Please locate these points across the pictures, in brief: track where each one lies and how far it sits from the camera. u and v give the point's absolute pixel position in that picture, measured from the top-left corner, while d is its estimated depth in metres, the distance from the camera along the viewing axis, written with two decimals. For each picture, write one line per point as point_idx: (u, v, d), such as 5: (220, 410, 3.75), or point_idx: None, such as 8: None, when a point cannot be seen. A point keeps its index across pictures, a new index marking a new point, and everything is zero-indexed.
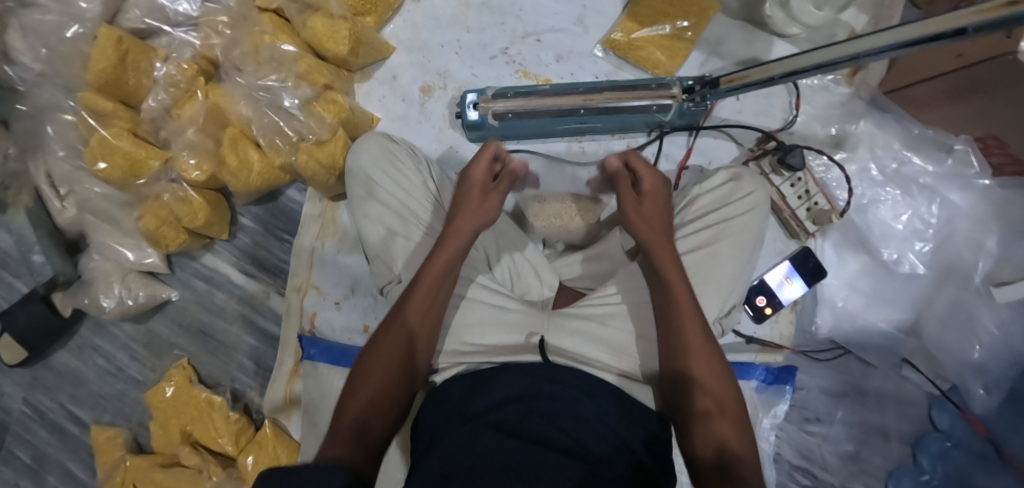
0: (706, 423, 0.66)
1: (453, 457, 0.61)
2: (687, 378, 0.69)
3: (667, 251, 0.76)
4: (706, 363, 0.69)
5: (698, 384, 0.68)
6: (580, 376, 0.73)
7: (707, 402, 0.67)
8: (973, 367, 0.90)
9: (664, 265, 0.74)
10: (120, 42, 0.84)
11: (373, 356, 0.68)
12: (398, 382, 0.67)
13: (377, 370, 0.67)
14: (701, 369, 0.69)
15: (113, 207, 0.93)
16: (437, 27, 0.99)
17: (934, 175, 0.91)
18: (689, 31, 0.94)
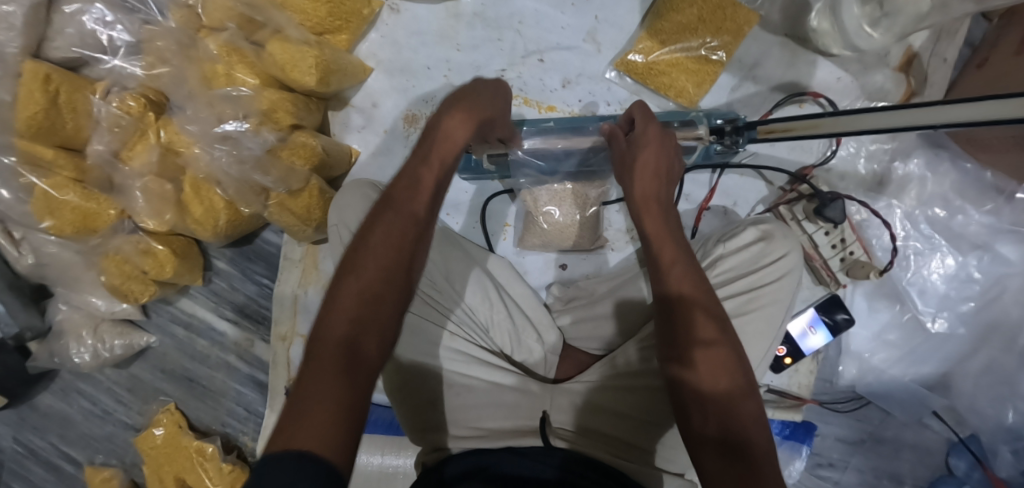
0: (728, 451, 0.51)
1: None
2: (703, 401, 0.55)
3: (667, 248, 0.62)
4: (719, 379, 0.55)
5: (714, 409, 0.54)
6: (588, 461, 0.63)
7: (715, 428, 0.53)
8: (1006, 431, 0.81)
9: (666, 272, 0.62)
10: (49, 81, 0.75)
11: (346, 285, 0.51)
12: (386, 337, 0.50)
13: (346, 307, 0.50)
14: (712, 388, 0.55)
15: (71, 257, 0.86)
16: (420, 46, 0.86)
17: (987, 226, 0.80)
18: (721, 52, 0.78)
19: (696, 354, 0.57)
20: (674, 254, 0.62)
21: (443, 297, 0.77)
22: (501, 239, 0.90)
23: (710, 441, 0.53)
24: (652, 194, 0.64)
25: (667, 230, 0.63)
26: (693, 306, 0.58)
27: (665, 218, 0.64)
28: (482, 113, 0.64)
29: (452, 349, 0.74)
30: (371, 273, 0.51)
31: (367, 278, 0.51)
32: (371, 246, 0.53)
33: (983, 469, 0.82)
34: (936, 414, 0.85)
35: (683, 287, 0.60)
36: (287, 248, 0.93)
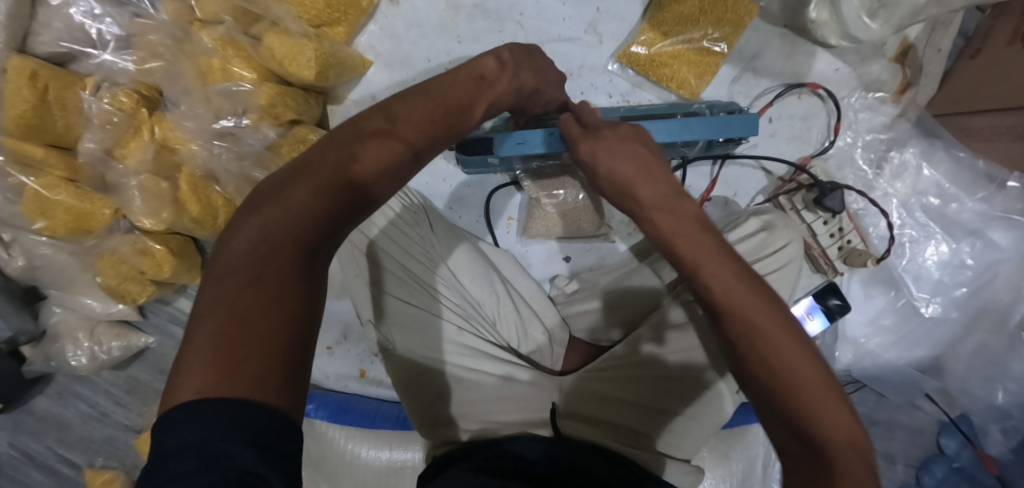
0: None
1: None
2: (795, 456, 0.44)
3: (779, 343, 0.45)
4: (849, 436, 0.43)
5: (837, 449, 0.43)
6: (593, 449, 0.64)
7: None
8: (996, 410, 0.84)
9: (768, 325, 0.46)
10: (37, 78, 0.72)
11: (288, 190, 0.42)
12: (317, 261, 0.42)
13: (282, 219, 0.41)
14: (833, 432, 0.43)
15: (66, 259, 0.84)
16: (420, 38, 0.85)
17: (980, 214, 0.82)
18: (723, 43, 0.79)
19: (802, 404, 0.43)
20: (773, 338, 0.45)
21: (446, 288, 0.76)
22: (504, 232, 0.90)
23: (793, 457, 0.45)
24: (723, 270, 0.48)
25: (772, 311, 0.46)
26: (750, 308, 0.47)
27: (760, 291, 0.47)
28: (531, 80, 0.63)
29: (461, 344, 0.74)
30: (316, 178, 0.42)
31: (314, 183, 0.42)
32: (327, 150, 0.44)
33: (973, 448, 0.85)
34: (928, 396, 0.88)
35: (798, 361, 0.45)
36: None
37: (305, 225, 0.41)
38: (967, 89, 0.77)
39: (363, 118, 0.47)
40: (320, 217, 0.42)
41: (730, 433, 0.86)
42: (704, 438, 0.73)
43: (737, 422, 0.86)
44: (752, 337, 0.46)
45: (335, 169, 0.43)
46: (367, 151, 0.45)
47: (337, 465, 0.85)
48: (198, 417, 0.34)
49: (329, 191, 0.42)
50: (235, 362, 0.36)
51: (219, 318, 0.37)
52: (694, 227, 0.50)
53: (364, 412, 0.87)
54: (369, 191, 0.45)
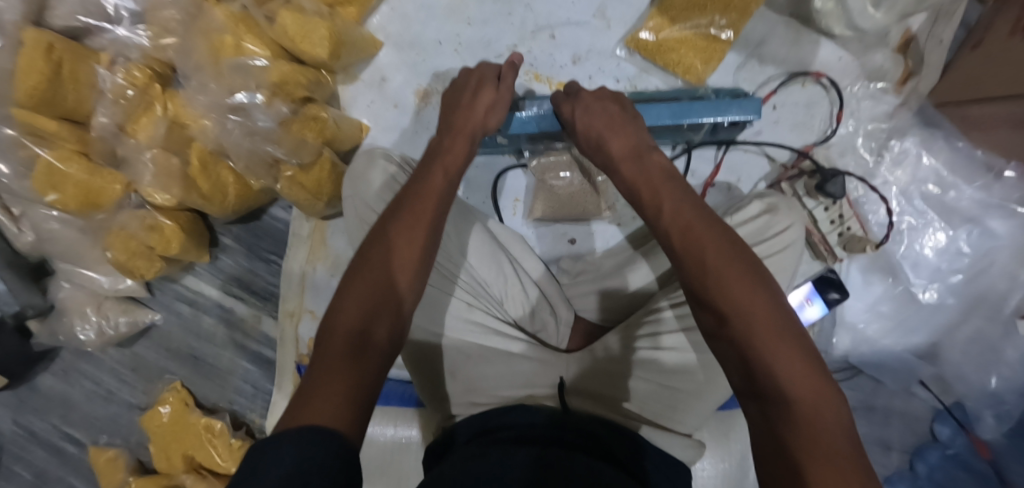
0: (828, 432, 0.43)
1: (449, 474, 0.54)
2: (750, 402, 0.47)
3: (732, 288, 0.49)
4: (807, 376, 0.45)
5: (801, 398, 0.44)
6: (600, 423, 0.66)
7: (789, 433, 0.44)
8: (990, 396, 0.86)
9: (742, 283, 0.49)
10: (52, 50, 0.73)
11: (365, 272, 0.55)
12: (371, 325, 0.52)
13: (362, 290, 0.54)
14: (788, 372, 0.45)
15: (75, 234, 0.85)
16: (430, 20, 0.85)
17: (978, 203, 0.84)
18: (729, 30, 0.80)
19: (760, 344, 0.46)
20: (729, 286, 0.49)
21: (454, 266, 0.77)
22: (511, 214, 0.91)
23: (752, 403, 0.47)
24: (695, 235, 0.52)
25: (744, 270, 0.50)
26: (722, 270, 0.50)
27: (734, 256, 0.50)
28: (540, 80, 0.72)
29: (472, 321, 0.76)
30: (364, 285, 0.54)
31: (364, 286, 0.54)
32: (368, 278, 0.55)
33: (967, 434, 0.87)
34: (923, 383, 0.89)
35: (755, 305, 0.48)
36: (295, 224, 0.92)
37: (361, 311, 0.52)
38: (969, 77, 0.78)
39: (411, 204, 0.59)
40: (372, 299, 0.53)
41: (729, 414, 0.87)
42: (704, 417, 0.74)
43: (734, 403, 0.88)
44: (708, 280, 0.50)
45: (399, 251, 0.56)
46: (398, 242, 0.56)
47: None
48: (292, 444, 0.40)
49: (376, 284, 0.54)
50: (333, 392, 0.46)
51: (322, 365, 0.48)
52: (659, 179, 0.57)
53: None
54: (424, 271, 0.57)
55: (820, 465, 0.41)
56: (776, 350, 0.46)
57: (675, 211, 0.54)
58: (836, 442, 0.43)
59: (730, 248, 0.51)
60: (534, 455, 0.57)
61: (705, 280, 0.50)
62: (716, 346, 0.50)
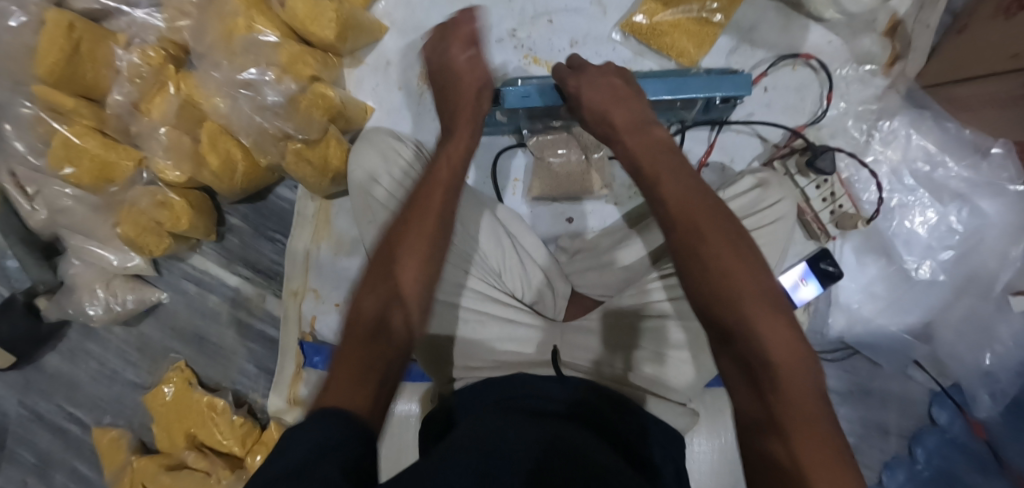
0: (806, 404, 0.45)
1: (468, 431, 0.56)
2: (732, 370, 0.48)
3: (723, 266, 0.50)
4: (791, 352, 0.47)
5: (781, 371, 0.46)
6: (596, 390, 0.68)
7: (770, 403, 0.45)
8: (984, 374, 0.87)
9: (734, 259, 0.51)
10: (72, 29, 0.76)
11: (385, 261, 0.57)
12: (387, 310, 0.53)
13: (384, 279, 0.56)
14: (774, 346, 0.47)
15: (88, 212, 0.88)
16: (434, 6, 0.89)
17: (967, 182, 0.86)
18: (720, 14, 0.83)
19: (748, 319, 0.48)
20: (722, 264, 0.51)
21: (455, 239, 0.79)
22: (511, 193, 0.93)
23: (734, 375, 0.48)
24: (692, 210, 0.54)
25: (735, 247, 0.51)
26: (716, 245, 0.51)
27: (729, 232, 0.52)
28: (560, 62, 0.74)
29: (470, 288, 0.78)
30: (385, 270, 0.56)
31: (382, 273, 0.56)
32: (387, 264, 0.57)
33: (964, 416, 0.88)
34: (918, 364, 0.91)
35: (746, 279, 0.50)
36: (300, 203, 0.94)
37: (378, 297, 0.54)
38: (956, 58, 0.80)
39: (423, 196, 0.61)
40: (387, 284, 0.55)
41: (726, 391, 0.88)
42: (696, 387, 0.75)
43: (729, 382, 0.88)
44: (702, 256, 0.51)
45: (414, 239, 0.58)
46: (417, 231, 0.58)
47: None
48: (317, 427, 0.42)
49: (395, 268, 0.56)
50: (359, 377, 0.48)
51: (345, 351, 0.50)
52: (659, 154, 0.59)
53: None
54: (439, 256, 0.59)
55: (801, 435, 0.43)
56: (761, 323, 0.48)
57: (674, 190, 0.55)
58: (814, 416, 0.44)
59: (726, 226, 0.53)
60: (545, 428, 0.57)
61: (698, 256, 0.51)
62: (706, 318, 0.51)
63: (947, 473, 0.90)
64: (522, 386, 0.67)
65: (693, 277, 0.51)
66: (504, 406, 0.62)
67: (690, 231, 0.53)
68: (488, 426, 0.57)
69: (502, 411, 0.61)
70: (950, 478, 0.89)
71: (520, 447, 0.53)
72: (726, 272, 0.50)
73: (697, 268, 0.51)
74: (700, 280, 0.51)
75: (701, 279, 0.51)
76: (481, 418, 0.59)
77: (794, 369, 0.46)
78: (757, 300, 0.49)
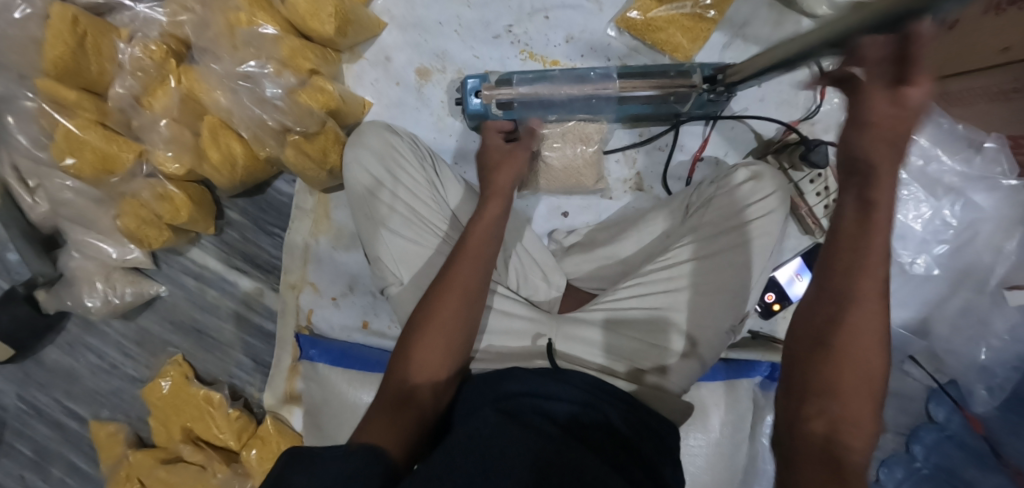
0: (858, 456, 0.46)
1: (474, 438, 0.56)
2: (805, 387, 0.48)
3: (866, 284, 0.47)
4: (864, 391, 0.47)
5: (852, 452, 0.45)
6: (590, 382, 0.69)
7: (821, 423, 0.47)
8: (979, 368, 0.86)
9: (855, 323, 0.47)
10: (76, 23, 0.77)
11: (427, 326, 0.66)
12: (416, 381, 0.65)
13: (410, 354, 0.66)
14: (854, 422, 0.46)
15: (89, 205, 0.89)
16: (432, 2, 0.90)
17: (962, 176, 0.86)
18: (714, 10, 0.84)
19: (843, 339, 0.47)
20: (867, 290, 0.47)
21: (452, 230, 0.81)
22: None
23: (808, 438, 0.47)
24: (875, 252, 0.47)
25: (868, 305, 0.47)
26: (860, 305, 0.47)
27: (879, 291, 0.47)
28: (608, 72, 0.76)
29: None
30: (415, 348, 0.66)
31: (409, 350, 0.66)
32: (416, 342, 0.66)
33: (962, 411, 0.88)
34: (913, 359, 0.92)
35: (865, 343, 0.47)
36: (298, 198, 0.95)
37: (406, 371, 0.65)
38: (952, 54, 0.83)
39: (456, 266, 0.69)
40: (415, 355, 0.65)
41: (726, 385, 0.88)
42: (691, 379, 0.76)
43: (727, 377, 0.88)
44: (858, 260, 0.47)
45: (449, 312, 0.67)
46: (443, 307, 0.67)
47: (341, 409, 0.88)
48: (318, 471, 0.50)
49: (421, 341, 0.66)
50: (390, 425, 0.61)
51: (376, 411, 0.62)
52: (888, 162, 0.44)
53: (366, 358, 0.90)
54: (468, 327, 0.68)
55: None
56: (860, 352, 0.47)
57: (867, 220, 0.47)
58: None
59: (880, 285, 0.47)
60: (544, 447, 0.56)
61: (842, 254, 0.48)
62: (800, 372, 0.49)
63: (946, 470, 0.88)
64: (530, 388, 0.66)
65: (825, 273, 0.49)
66: (509, 411, 0.61)
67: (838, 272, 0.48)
68: (487, 439, 0.56)
69: (505, 412, 0.61)
70: (948, 473, 0.88)
71: (517, 464, 0.53)
72: (840, 325, 0.48)
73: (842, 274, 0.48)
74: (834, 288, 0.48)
75: (831, 285, 0.48)
76: (484, 423, 0.58)
77: (860, 407, 0.47)
78: (861, 371, 0.47)
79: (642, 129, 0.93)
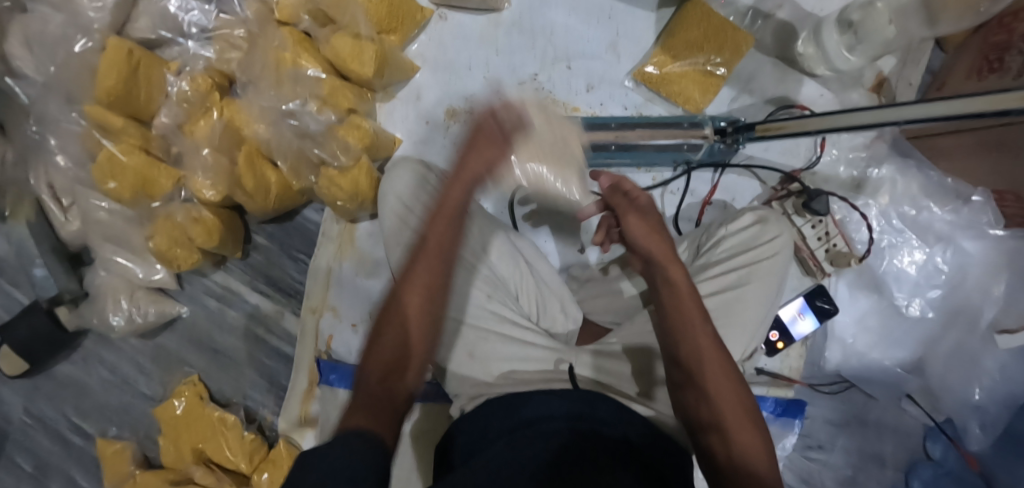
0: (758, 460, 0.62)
1: (489, 466, 0.58)
2: (709, 423, 0.65)
3: (703, 336, 0.67)
4: (740, 409, 0.65)
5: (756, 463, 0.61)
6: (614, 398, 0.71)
7: (725, 450, 0.62)
8: (973, 407, 0.92)
9: (708, 362, 0.66)
10: (131, 55, 0.82)
11: (390, 314, 0.61)
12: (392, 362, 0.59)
13: (382, 344, 0.60)
14: (745, 439, 0.63)
15: (121, 224, 0.93)
16: (463, 47, 0.96)
17: (950, 223, 0.92)
18: (723, 67, 0.91)
19: (707, 378, 0.65)
20: (699, 348, 0.67)
21: (478, 260, 0.85)
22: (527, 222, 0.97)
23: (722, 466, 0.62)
24: (700, 320, 0.68)
25: (714, 348, 0.67)
26: (702, 353, 0.67)
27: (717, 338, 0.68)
28: (636, 134, 0.86)
29: (488, 308, 0.83)
30: (386, 332, 0.60)
31: (382, 337, 0.60)
32: (387, 336, 0.60)
33: (957, 449, 0.94)
34: (911, 398, 0.96)
35: (723, 376, 0.66)
36: (326, 225, 0.99)
37: (380, 357, 0.59)
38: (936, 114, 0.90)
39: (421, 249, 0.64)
40: (390, 344, 0.60)
41: None
42: None
43: None
44: (676, 314, 0.69)
45: (414, 296, 0.62)
46: (413, 293, 0.62)
47: None
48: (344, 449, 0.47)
49: (395, 326, 0.60)
50: (374, 414, 0.53)
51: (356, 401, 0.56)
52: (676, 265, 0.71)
53: None
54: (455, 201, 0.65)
55: None
56: (719, 382, 0.65)
57: (680, 292, 0.70)
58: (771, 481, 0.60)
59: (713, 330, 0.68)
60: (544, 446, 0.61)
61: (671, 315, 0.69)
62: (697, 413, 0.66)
63: None
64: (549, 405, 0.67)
65: (665, 334, 0.70)
66: (526, 430, 0.63)
67: (682, 334, 0.68)
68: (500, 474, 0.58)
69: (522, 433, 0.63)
70: None
71: None
72: (700, 364, 0.66)
73: (680, 342, 0.68)
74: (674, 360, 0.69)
75: (676, 339, 0.68)
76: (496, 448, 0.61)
77: (747, 430, 0.64)
78: (729, 394, 0.65)
79: (654, 174, 0.97)
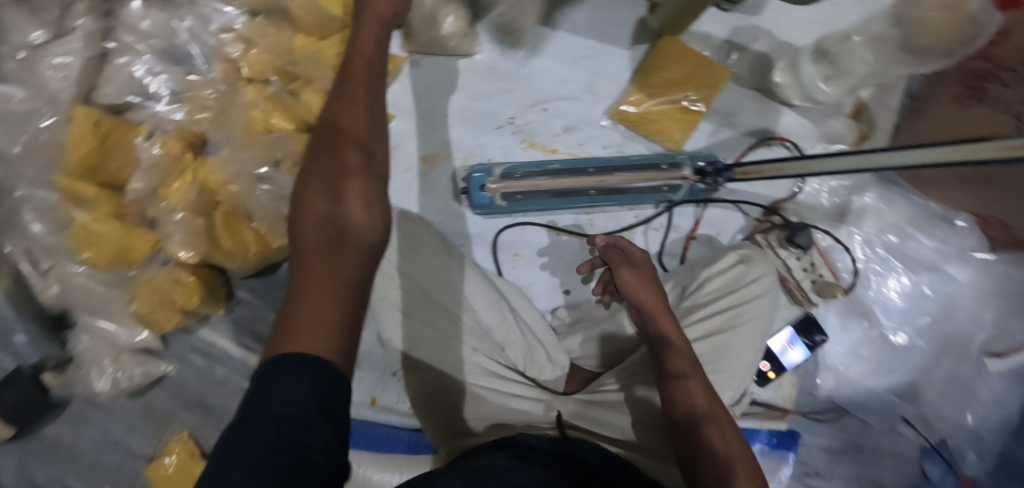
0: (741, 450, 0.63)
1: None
2: (695, 416, 0.65)
3: (680, 338, 0.71)
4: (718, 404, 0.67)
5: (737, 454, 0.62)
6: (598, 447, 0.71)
7: (719, 439, 0.63)
8: (969, 432, 0.92)
9: (688, 366, 0.69)
10: (99, 124, 0.82)
11: (311, 218, 0.49)
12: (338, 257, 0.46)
13: (311, 247, 0.47)
14: (726, 436, 0.64)
15: (100, 287, 0.92)
16: (439, 96, 0.94)
17: (938, 251, 0.92)
18: (701, 103, 0.91)
19: (692, 369, 0.68)
20: (687, 349, 0.71)
21: (464, 314, 0.83)
22: (511, 267, 0.96)
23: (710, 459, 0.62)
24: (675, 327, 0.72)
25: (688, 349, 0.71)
26: (681, 350, 0.70)
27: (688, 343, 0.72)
28: (618, 179, 0.86)
29: (475, 363, 0.81)
30: (314, 239, 0.47)
31: (308, 244, 0.47)
32: (318, 237, 0.47)
33: (955, 473, 0.90)
34: (907, 421, 0.94)
35: (700, 374, 0.68)
36: None
37: (320, 258, 0.46)
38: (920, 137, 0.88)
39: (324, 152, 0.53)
40: (325, 238, 0.47)
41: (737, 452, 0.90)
42: None
43: None
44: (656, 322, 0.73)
45: (329, 182, 0.51)
46: (331, 190, 0.50)
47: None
48: (301, 373, 0.40)
49: (327, 232, 0.47)
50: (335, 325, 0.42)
51: (304, 316, 0.43)
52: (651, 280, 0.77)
53: (375, 437, 0.93)
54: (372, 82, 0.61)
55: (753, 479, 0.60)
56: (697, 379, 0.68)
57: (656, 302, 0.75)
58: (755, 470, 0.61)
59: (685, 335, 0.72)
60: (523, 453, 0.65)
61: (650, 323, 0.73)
62: (683, 407, 0.66)
63: None
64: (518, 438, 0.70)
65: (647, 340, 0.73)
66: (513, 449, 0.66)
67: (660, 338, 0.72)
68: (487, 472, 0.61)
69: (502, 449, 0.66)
70: None
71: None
72: (682, 363, 0.69)
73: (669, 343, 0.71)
74: (668, 354, 0.70)
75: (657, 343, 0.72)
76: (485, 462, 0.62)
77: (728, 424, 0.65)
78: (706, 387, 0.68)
79: (638, 211, 0.96)
